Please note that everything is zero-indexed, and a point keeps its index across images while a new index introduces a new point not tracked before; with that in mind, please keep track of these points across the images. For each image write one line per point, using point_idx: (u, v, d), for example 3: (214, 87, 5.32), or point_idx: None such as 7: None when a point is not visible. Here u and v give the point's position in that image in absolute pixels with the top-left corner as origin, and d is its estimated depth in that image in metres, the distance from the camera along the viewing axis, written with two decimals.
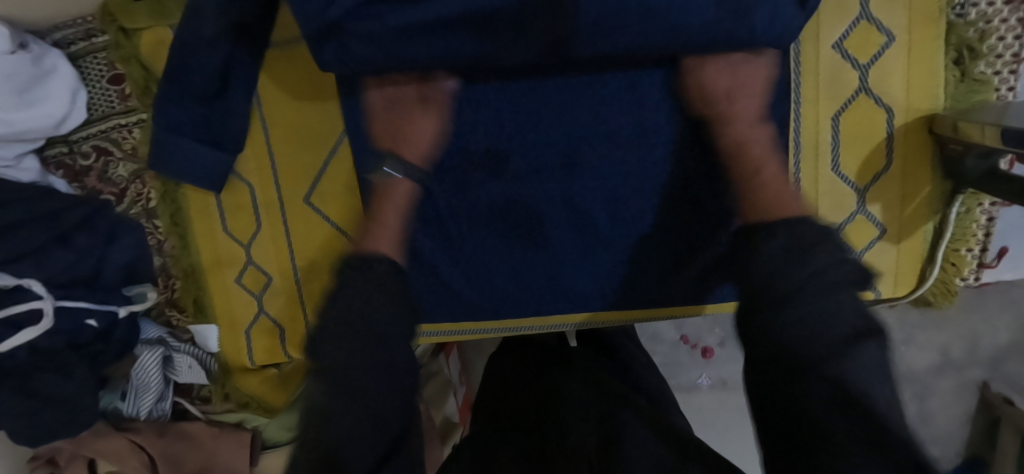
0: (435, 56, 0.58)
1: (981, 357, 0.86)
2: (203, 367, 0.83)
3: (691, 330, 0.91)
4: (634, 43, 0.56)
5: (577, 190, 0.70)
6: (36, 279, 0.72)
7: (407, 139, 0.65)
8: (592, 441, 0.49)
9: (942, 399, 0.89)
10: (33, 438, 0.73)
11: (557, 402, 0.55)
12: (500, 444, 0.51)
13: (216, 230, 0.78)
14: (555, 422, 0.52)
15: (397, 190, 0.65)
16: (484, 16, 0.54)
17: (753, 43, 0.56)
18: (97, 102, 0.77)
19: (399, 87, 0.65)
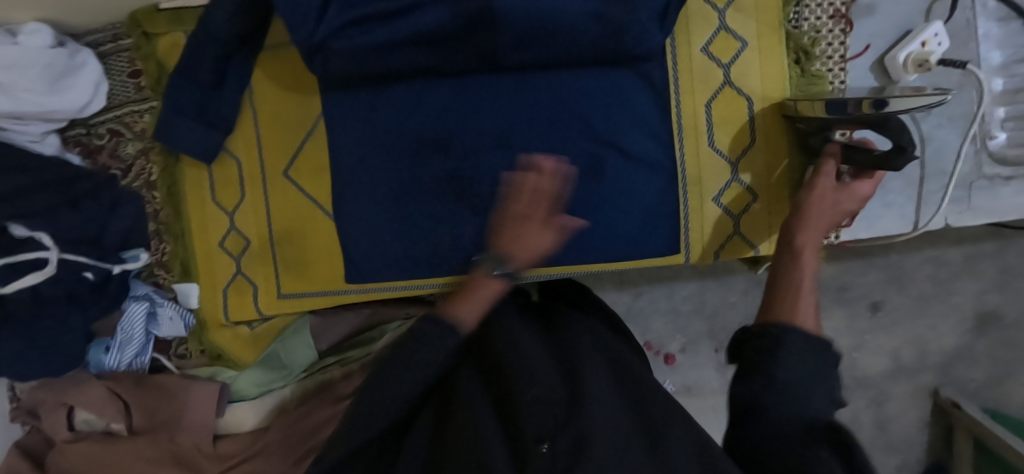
0: (400, 63, 0.77)
1: (930, 363, 1.18)
2: (182, 321, 0.95)
3: (654, 338, 1.22)
4: (546, 46, 0.74)
5: (508, 167, 0.83)
6: (47, 233, 0.83)
7: (518, 246, 0.73)
8: (555, 394, 0.58)
9: (900, 401, 1.20)
10: (28, 374, 0.83)
11: (524, 356, 0.65)
12: (489, 399, 0.62)
13: (206, 200, 0.90)
14: (528, 376, 0.61)
15: (490, 284, 0.71)
16: (430, 38, 0.74)
17: (626, 46, 0.74)
18: (117, 92, 0.93)
19: (527, 202, 0.74)
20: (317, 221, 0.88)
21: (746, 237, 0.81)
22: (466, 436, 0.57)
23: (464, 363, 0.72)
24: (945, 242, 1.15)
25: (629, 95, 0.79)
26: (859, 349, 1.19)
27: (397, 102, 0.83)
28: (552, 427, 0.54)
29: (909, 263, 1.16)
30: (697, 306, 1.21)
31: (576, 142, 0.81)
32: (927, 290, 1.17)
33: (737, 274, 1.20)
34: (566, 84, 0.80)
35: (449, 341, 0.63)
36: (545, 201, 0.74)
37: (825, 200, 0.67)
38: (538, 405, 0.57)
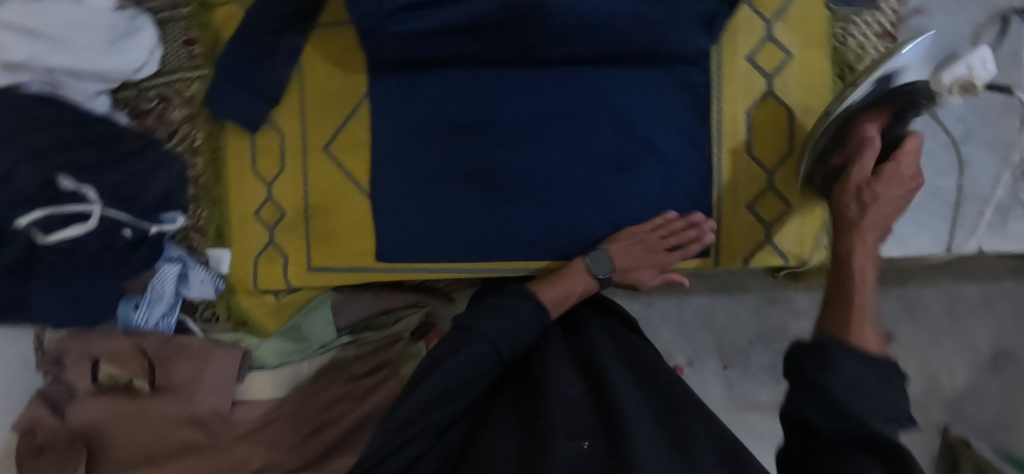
0: (448, 49, 0.78)
1: (942, 400, 1.13)
2: (212, 285, 0.97)
3: (661, 349, 1.22)
4: (591, 46, 0.76)
5: (544, 158, 0.83)
6: (92, 185, 0.85)
7: (631, 267, 0.78)
8: (586, 403, 0.65)
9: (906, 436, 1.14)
10: (77, 321, 0.85)
11: (558, 363, 0.70)
12: (523, 402, 0.68)
13: (246, 169, 0.92)
14: (561, 377, 0.68)
15: (586, 282, 0.77)
16: (479, 28, 0.75)
17: (669, 51, 0.76)
18: (171, 58, 0.96)
19: (648, 228, 0.78)
20: (352, 197, 0.89)
21: (777, 246, 0.80)
22: (505, 434, 0.62)
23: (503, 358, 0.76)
24: (963, 276, 1.13)
25: (670, 100, 0.79)
26: None
27: (438, 87, 0.83)
28: (589, 428, 0.61)
29: (924, 293, 1.14)
30: (706, 319, 1.21)
31: (611, 139, 0.81)
32: (942, 323, 1.14)
33: (751, 291, 1.19)
34: (614, 82, 0.79)
35: (526, 314, 0.71)
36: (664, 240, 0.78)
37: (883, 213, 0.64)
38: (571, 408, 0.63)
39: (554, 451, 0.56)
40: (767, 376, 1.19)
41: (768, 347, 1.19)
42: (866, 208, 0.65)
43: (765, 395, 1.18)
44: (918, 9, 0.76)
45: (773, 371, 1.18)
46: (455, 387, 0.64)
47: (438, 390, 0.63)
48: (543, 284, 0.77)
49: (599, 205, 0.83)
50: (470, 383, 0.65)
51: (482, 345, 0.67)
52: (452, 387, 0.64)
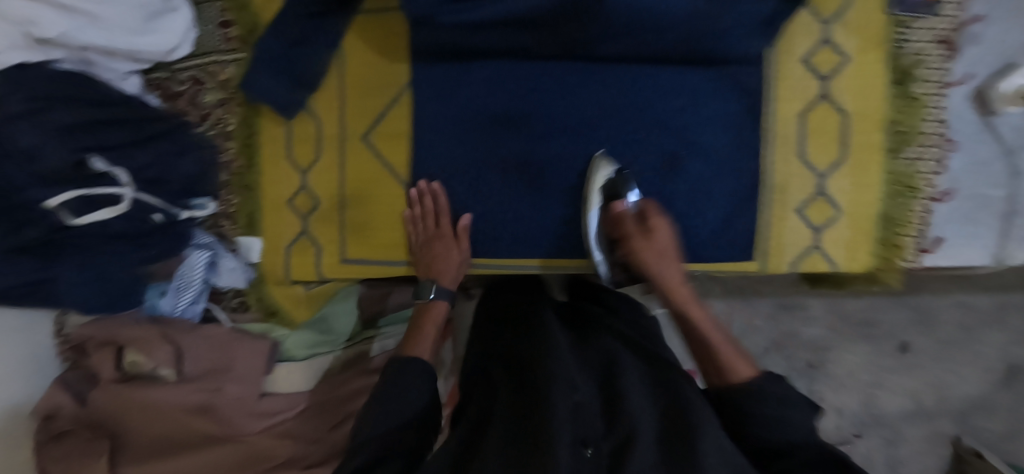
0: (498, 44, 0.78)
1: (950, 409, 1.14)
2: (242, 273, 0.94)
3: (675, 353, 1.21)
4: (648, 44, 0.74)
5: (590, 155, 0.81)
6: (125, 169, 0.82)
7: (437, 264, 0.84)
8: (593, 409, 0.62)
9: (915, 445, 1.15)
10: (99, 308, 0.83)
11: (564, 359, 0.66)
12: (513, 400, 0.63)
13: (280, 156, 0.90)
14: (568, 382, 0.62)
15: (436, 307, 0.83)
16: (533, 20, 0.72)
17: (727, 52, 0.74)
18: (205, 41, 0.93)
19: (432, 224, 0.85)
20: (389, 188, 0.87)
21: (825, 252, 0.79)
22: (501, 433, 0.58)
23: (494, 364, 0.72)
24: (977, 288, 1.13)
25: (725, 100, 0.77)
26: (878, 387, 1.16)
27: (480, 80, 0.82)
28: (597, 433, 0.58)
29: (938, 305, 1.15)
30: (719, 325, 1.20)
31: (657, 138, 0.79)
32: (953, 336, 1.14)
33: (766, 297, 1.18)
34: (665, 78, 0.78)
35: (417, 368, 0.72)
36: (441, 220, 0.85)
37: (666, 248, 0.75)
38: (578, 412, 0.59)
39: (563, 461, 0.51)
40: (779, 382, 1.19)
41: (782, 355, 1.18)
42: (658, 260, 0.75)
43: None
44: (978, 16, 0.75)
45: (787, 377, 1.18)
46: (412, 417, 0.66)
47: (400, 416, 0.65)
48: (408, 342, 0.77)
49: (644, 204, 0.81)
50: (417, 413, 0.67)
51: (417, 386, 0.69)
52: (399, 422, 0.65)
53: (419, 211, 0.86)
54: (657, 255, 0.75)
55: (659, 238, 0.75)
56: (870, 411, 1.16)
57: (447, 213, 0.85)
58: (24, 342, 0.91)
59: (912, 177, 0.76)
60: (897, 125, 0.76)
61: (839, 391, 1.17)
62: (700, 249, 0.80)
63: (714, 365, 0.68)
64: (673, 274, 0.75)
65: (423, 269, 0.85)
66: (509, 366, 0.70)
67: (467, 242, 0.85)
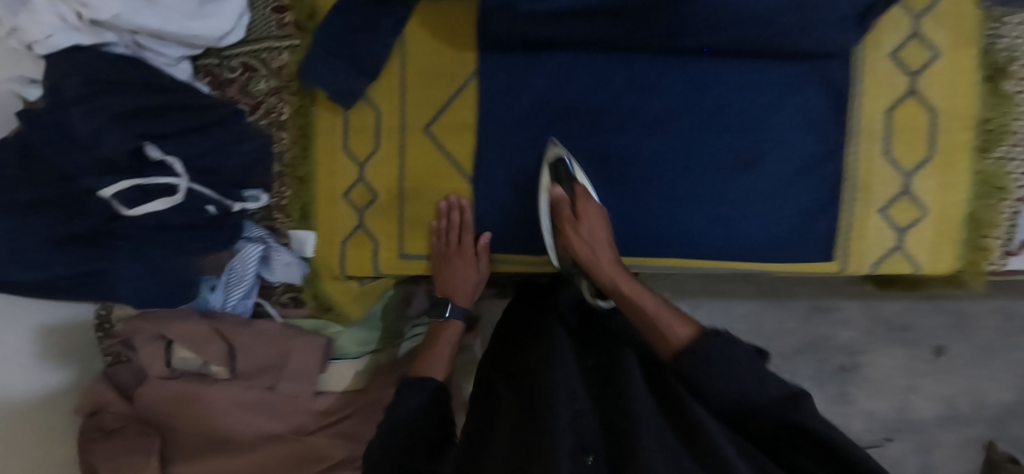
0: (576, 34, 0.74)
1: (984, 415, 1.13)
2: (297, 268, 0.90)
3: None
4: (733, 37, 0.71)
5: (666, 151, 0.78)
6: (178, 158, 0.79)
7: (451, 283, 0.85)
8: (594, 417, 0.59)
9: (947, 450, 1.14)
10: (148, 301, 0.79)
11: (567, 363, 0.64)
12: (511, 406, 0.61)
13: (337, 147, 0.87)
14: (568, 389, 0.59)
15: (451, 326, 0.85)
16: (617, 10, 0.70)
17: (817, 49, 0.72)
18: (257, 26, 0.89)
19: (453, 237, 0.84)
20: (454, 181, 0.85)
21: (908, 253, 0.76)
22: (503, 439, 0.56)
23: (498, 374, 0.71)
24: (1017, 294, 1.11)
25: (811, 96, 0.75)
26: (913, 392, 1.14)
27: (551, 72, 0.79)
28: (595, 439, 0.55)
29: (977, 311, 1.12)
30: (753, 326, 1.17)
31: (738, 135, 0.77)
32: (991, 342, 1.12)
33: (802, 299, 1.15)
34: (747, 72, 0.75)
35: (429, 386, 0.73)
36: (466, 234, 0.84)
37: (602, 233, 0.76)
38: (580, 420, 0.57)
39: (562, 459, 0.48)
40: (811, 385, 1.16)
41: (815, 357, 1.16)
42: (591, 244, 0.76)
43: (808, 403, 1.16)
44: None
45: (820, 380, 1.15)
46: (413, 431, 0.66)
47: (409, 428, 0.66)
48: (423, 361, 0.79)
49: (722, 201, 0.78)
50: (419, 426, 0.67)
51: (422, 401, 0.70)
52: (405, 436, 0.65)
53: (445, 224, 0.85)
54: (587, 236, 0.76)
55: (589, 224, 0.76)
56: (902, 415, 1.14)
57: (471, 229, 0.85)
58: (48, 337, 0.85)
59: (1002, 177, 0.74)
60: (988, 124, 0.73)
61: (872, 395, 1.15)
62: (780, 251, 0.78)
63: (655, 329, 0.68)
64: (604, 252, 0.75)
65: (438, 286, 0.87)
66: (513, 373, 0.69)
67: (485, 259, 0.86)
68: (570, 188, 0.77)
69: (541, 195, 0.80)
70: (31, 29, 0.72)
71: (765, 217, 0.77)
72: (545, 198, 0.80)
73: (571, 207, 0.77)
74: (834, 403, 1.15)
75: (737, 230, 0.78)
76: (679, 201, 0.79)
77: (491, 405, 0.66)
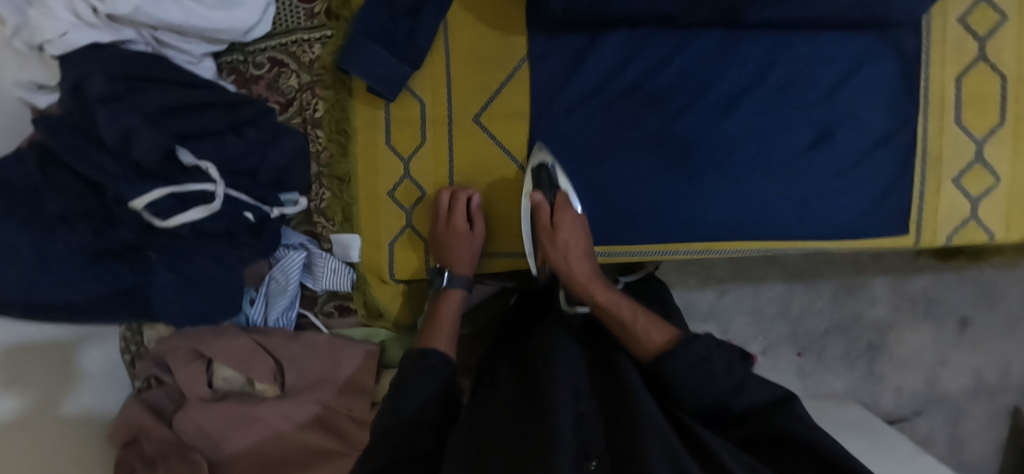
0: (638, 13, 0.71)
1: (1013, 384, 1.09)
2: (344, 275, 0.85)
3: (734, 338, 1.11)
4: (801, 9, 0.69)
5: (731, 129, 0.76)
6: (213, 163, 0.73)
7: (446, 251, 0.78)
8: (596, 416, 0.54)
9: (976, 421, 1.10)
10: (192, 320, 0.74)
11: (567, 358, 0.60)
12: (511, 401, 0.57)
13: (378, 142, 0.82)
14: (570, 385, 0.55)
15: (451, 296, 0.77)
16: None
17: (886, 18, 0.70)
18: (284, 17, 0.83)
19: (450, 206, 0.79)
20: (507, 173, 0.81)
21: (982, 222, 0.75)
22: (501, 441, 0.50)
23: (500, 364, 0.67)
24: None
25: (877, 67, 0.74)
26: (942, 365, 1.10)
27: (609, 54, 0.76)
28: (599, 441, 0.50)
29: (1000, 281, 1.08)
30: (780, 308, 1.10)
31: (805, 111, 0.75)
32: (1017, 311, 1.09)
33: (827, 278, 1.10)
34: (806, 45, 0.74)
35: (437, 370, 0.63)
36: (462, 198, 0.79)
37: (579, 245, 0.74)
38: (582, 422, 0.52)
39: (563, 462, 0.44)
40: (841, 364, 1.11)
41: (843, 336, 1.11)
42: (570, 257, 0.73)
43: (838, 382, 1.11)
44: None
45: (849, 359, 1.11)
46: (422, 413, 0.59)
47: (422, 411, 0.59)
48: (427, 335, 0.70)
49: (793, 176, 0.75)
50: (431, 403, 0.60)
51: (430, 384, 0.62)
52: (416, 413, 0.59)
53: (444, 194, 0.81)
54: (565, 252, 0.73)
55: (566, 233, 0.74)
56: (933, 389, 1.10)
57: (462, 213, 0.78)
58: (60, 370, 0.75)
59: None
60: None
61: (900, 370, 1.11)
62: (853, 225, 0.76)
63: (632, 332, 0.65)
64: (581, 266, 0.72)
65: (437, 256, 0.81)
66: (507, 372, 0.64)
67: (480, 222, 0.79)
68: (551, 194, 0.76)
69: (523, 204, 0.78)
70: (43, 27, 0.65)
71: (834, 195, 0.75)
72: (526, 205, 0.79)
73: (551, 217, 0.75)
74: (863, 381, 1.11)
75: (808, 208, 0.76)
76: (749, 180, 0.76)
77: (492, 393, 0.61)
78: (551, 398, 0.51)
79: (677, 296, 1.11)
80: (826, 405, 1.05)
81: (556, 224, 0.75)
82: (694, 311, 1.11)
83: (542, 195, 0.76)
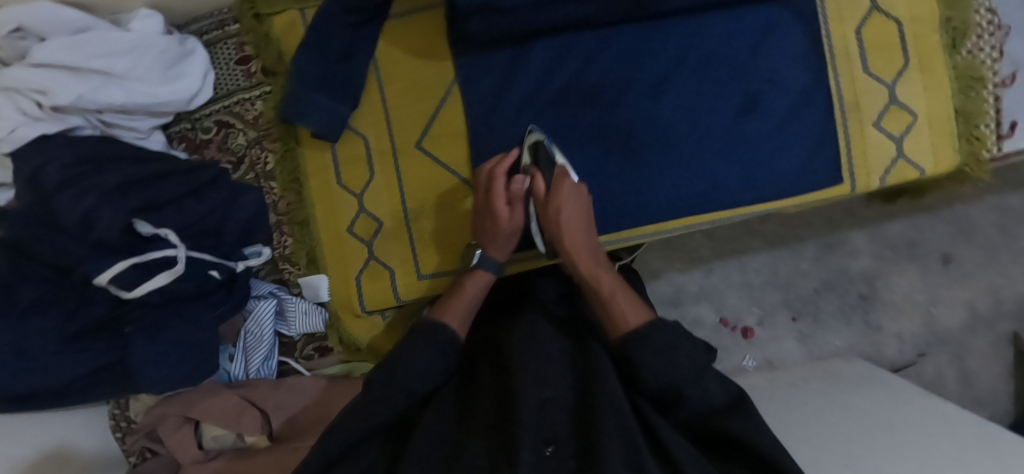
0: (553, 22, 0.75)
1: (1007, 310, 1.10)
2: (316, 316, 0.88)
3: (729, 314, 1.12)
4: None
5: (660, 113, 0.79)
6: (172, 229, 0.75)
7: (485, 233, 0.77)
8: (564, 403, 0.61)
9: (981, 354, 1.10)
10: (169, 384, 0.74)
11: (543, 350, 0.65)
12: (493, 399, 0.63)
13: (331, 184, 0.85)
14: (539, 376, 0.61)
15: (479, 276, 0.75)
16: None
17: None
18: (225, 82, 0.88)
19: (487, 185, 0.76)
20: (458, 191, 0.84)
21: (911, 159, 0.78)
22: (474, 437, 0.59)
23: (483, 356, 0.72)
24: (1004, 187, 1.09)
25: (784, 32, 0.78)
26: (934, 304, 1.11)
27: (536, 63, 0.80)
28: (559, 432, 0.58)
29: (975, 212, 1.09)
30: (770, 276, 1.12)
31: (726, 84, 0.78)
32: (995, 239, 1.10)
33: (808, 239, 1.12)
34: (713, 22, 0.78)
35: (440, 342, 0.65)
36: (492, 179, 0.76)
37: (571, 209, 0.72)
38: (547, 409, 0.59)
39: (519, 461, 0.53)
40: (838, 321, 1.12)
41: (834, 293, 1.12)
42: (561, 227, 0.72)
43: (838, 340, 1.12)
44: None
45: (845, 314, 1.12)
46: (414, 387, 0.63)
47: (416, 384, 0.63)
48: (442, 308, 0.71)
49: (725, 148, 0.79)
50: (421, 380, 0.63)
51: (425, 361, 0.64)
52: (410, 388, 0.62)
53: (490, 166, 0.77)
54: (556, 221, 0.72)
55: (564, 200, 0.72)
56: (930, 329, 1.11)
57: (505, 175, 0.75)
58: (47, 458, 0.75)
59: (976, 68, 0.77)
60: (950, 22, 0.77)
61: (896, 317, 1.11)
62: (789, 182, 0.79)
63: (609, 311, 0.67)
64: (575, 232, 0.72)
65: (479, 234, 0.79)
66: (492, 358, 0.70)
67: (522, 203, 0.75)
68: (548, 171, 0.75)
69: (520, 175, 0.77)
70: None
71: (767, 158, 0.79)
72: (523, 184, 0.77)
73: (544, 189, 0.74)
74: (864, 334, 1.11)
75: (750, 174, 0.79)
76: (683, 157, 0.80)
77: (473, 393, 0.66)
78: (520, 398, 0.58)
79: (665, 281, 1.13)
80: (832, 364, 1.05)
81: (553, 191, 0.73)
82: (684, 294, 1.13)
83: (540, 173, 0.74)
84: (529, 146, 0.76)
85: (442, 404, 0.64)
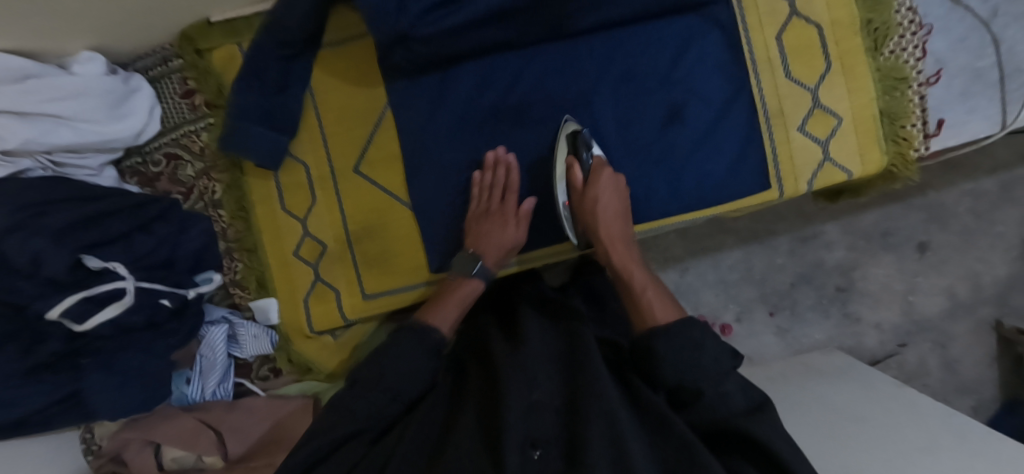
0: (476, 44, 0.77)
1: (986, 296, 1.08)
2: (266, 338, 0.92)
3: (707, 311, 1.12)
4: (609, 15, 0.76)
5: (588, 128, 0.81)
6: (121, 262, 0.78)
7: (488, 242, 0.79)
8: (554, 404, 0.60)
9: (964, 341, 1.08)
10: (125, 412, 0.78)
11: (535, 353, 0.65)
12: (489, 400, 0.63)
13: (275, 210, 0.88)
14: (526, 378, 0.62)
15: (471, 284, 0.78)
16: (501, 14, 0.73)
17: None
18: (170, 115, 0.92)
19: (492, 197, 0.80)
20: (397, 212, 0.86)
21: (838, 162, 0.79)
22: (468, 437, 0.58)
23: (481, 358, 0.73)
24: (980, 171, 1.07)
25: (706, 42, 0.79)
26: (913, 293, 1.09)
27: (467, 84, 0.81)
28: (548, 433, 0.56)
29: (947, 198, 1.07)
30: (744, 273, 1.11)
31: (651, 96, 0.79)
32: (970, 224, 1.07)
33: (781, 234, 1.10)
34: (636, 35, 0.79)
35: (431, 340, 0.70)
36: (502, 193, 0.80)
37: (606, 199, 0.75)
38: (535, 411, 0.59)
39: (506, 463, 0.52)
40: (815, 314, 1.11)
41: (810, 286, 1.10)
42: (595, 217, 0.75)
43: (818, 332, 1.11)
44: None
45: (822, 307, 1.10)
46: (404, 387, 0.66)
47: (402, 384, 0.66)
48: (429, 313, 0.75)
49: (651, 160, 0.80)
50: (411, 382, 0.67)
51: (418, 362, 0.68)
52: (399, 386, 0.65)
53: (488, 177, 0.81)
54: (592, 211, 0.75)
55: (602, 189, 0.76)
56: (910, 319, 1.09)
57: (518, 189, 0.81)
58: None
59: (900, 68, 0.77)
60: (871, 24, 0.77)
61: (875, 307, 1.10)
62: (722, 188, 0.80)
63: (641, 304, 0.69)
64: (611, 222, 0.75)
65: (471, 241, 0.80)
66: (484, 365, 0.71)
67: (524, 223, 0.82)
68: (587, 161, 0.78)
69: (559, 163, 0.79)
70: None
71: (696, 164, 0.79)
72: (562, 169, 0.79)
73: (585, 178, 0.77)
74: (843, 326, 1.10)
75: (680, 183, 0.80)
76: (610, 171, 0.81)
77: (455, 411, 0.66)
78: (508, 399, 0.58)
79: None
80: (810, 358, 1.05)
81: (597, 177, 0.76)
82: None
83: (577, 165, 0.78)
84: (569, 133, 0.79)
85: (433, 405, 0.66)
